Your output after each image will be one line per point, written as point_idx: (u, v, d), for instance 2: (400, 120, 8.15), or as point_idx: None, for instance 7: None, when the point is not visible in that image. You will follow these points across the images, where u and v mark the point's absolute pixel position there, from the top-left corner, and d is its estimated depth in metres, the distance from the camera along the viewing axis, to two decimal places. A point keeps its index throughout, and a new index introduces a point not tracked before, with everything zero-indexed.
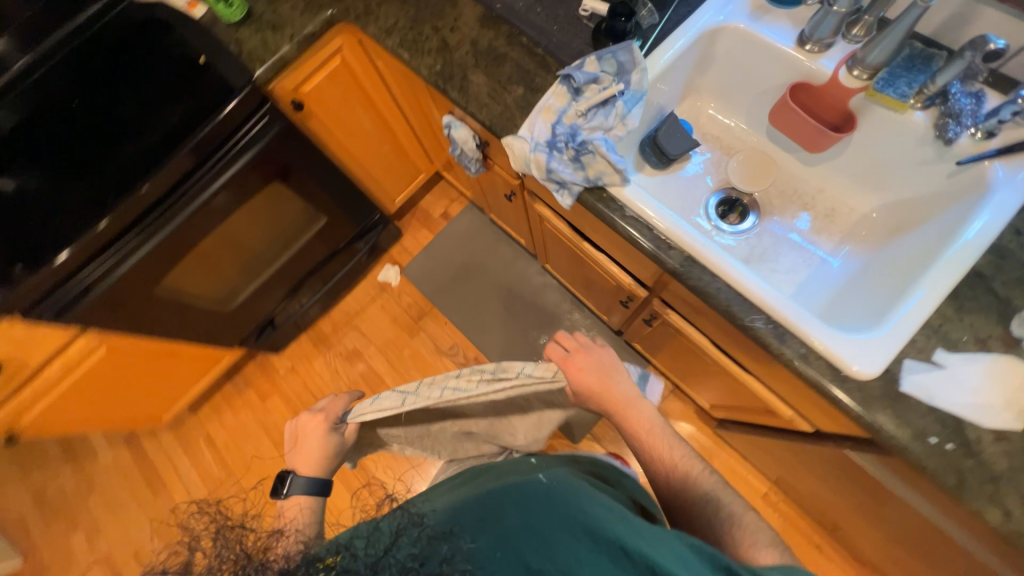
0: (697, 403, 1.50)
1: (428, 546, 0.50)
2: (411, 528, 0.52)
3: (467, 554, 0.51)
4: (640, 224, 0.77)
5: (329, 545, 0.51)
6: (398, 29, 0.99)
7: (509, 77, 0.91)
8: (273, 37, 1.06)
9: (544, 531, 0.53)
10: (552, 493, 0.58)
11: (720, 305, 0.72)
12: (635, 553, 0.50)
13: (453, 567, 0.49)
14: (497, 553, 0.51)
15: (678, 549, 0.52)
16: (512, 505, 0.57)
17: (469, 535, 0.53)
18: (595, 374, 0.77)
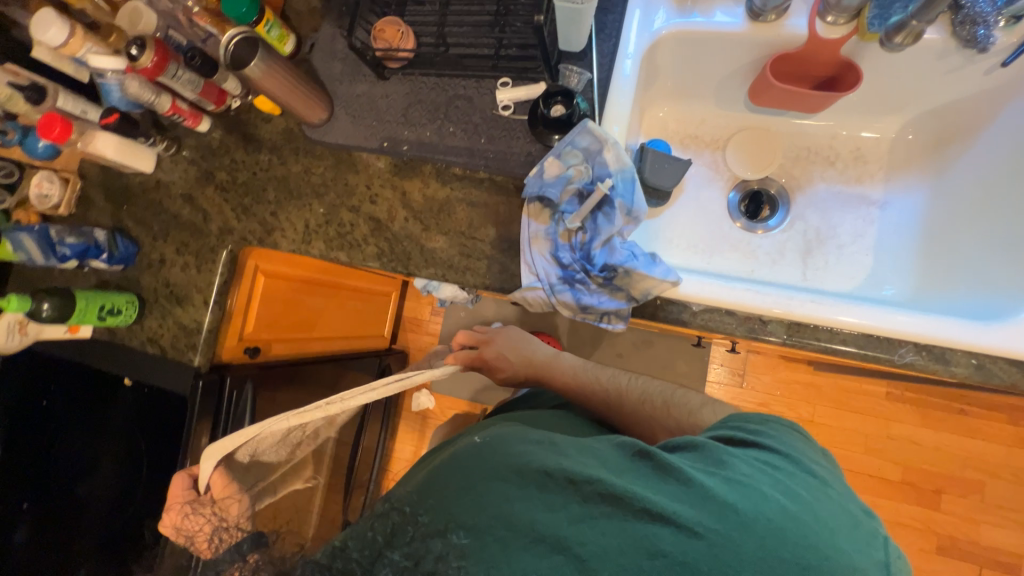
0: (783, 354, 1.42)
1: (412, 547, 0.51)
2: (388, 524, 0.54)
3: (457, 546, 0.50)
4: (719, 315, 0.65)
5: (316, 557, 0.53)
6: (317, 231, 0.82)
7: (472, 224, 0.76)
8: (186, 312, 0.87)
9: (485, 480, 0.54)
10: (487, 448, 0.59)
11: (855, 356, 0.62)
12: (561, 468, 0.53)
13: (447, 563, 0.49)
14: (451, 516, 0.52)
15: (600, 453, 0.57)
16: (455, 468, 0.58)
17: (426, 510, 0.54)
18: (511, 348, 0.98)
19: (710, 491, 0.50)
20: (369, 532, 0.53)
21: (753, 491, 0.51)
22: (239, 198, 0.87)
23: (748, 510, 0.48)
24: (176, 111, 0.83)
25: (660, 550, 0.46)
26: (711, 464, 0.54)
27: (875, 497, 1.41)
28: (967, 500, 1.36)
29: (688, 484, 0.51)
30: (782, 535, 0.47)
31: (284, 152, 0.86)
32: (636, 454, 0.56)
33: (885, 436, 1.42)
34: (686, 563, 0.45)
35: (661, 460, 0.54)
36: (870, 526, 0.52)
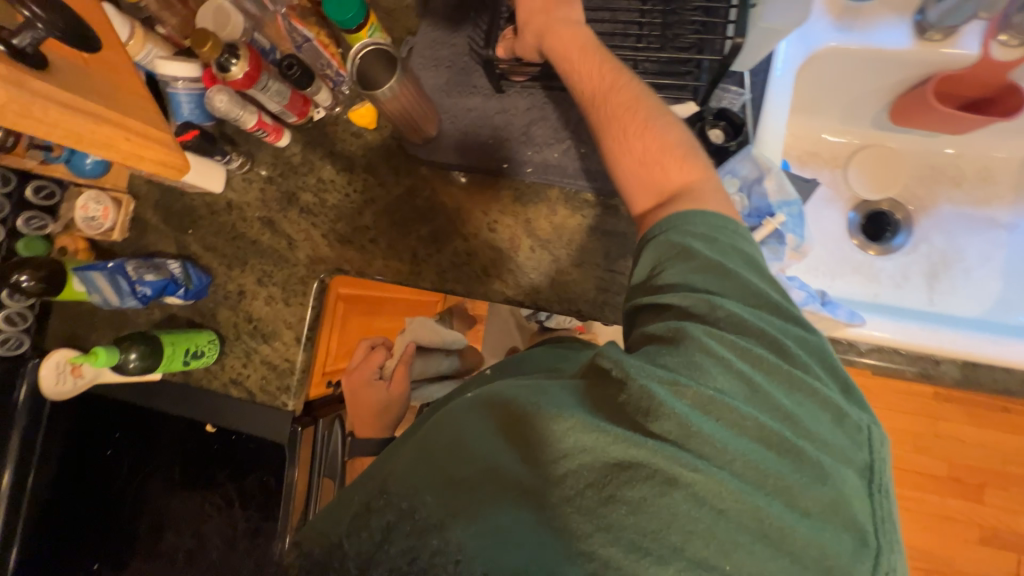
0: None
1: (409, 540, 0.38)
2: (377, 514, 0.40)
3: (457, 541, 0.37)
4: (890, 356, 0.63)
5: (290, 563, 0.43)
6: (427, 262, 0.75)
7: (609, 253, 0.70)
8: (276, 350, 0.79)
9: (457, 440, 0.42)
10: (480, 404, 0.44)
11: None
12: (537, 410, 0.40)
13: (446, 559, 0.36)
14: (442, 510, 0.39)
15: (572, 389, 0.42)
16: (432, 429, 0.45)
17: (395, 482, 0.41)
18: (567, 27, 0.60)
19: (682, 418, 0.36)
20: (342, 523, 0.42)
21: (736, 417, 0.37)
22: (330, 221, 0.79)
23: (732, 448, 0.36)
24: (260, 126, 0.74)
25: (639, 503, 0.35)
26: (680, 373, 0.39)
27: (923, 493, 1.46)
28: (1007, 492, 1.43)
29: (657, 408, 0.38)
30: (765, 464, 0.36)
31: (381, 169, 0.78)
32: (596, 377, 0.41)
33: (932, 435, 1.46)
34: (652, 506, 0.35)
35: (633, 388, 0.38)
36: (853, 416, 0.40)
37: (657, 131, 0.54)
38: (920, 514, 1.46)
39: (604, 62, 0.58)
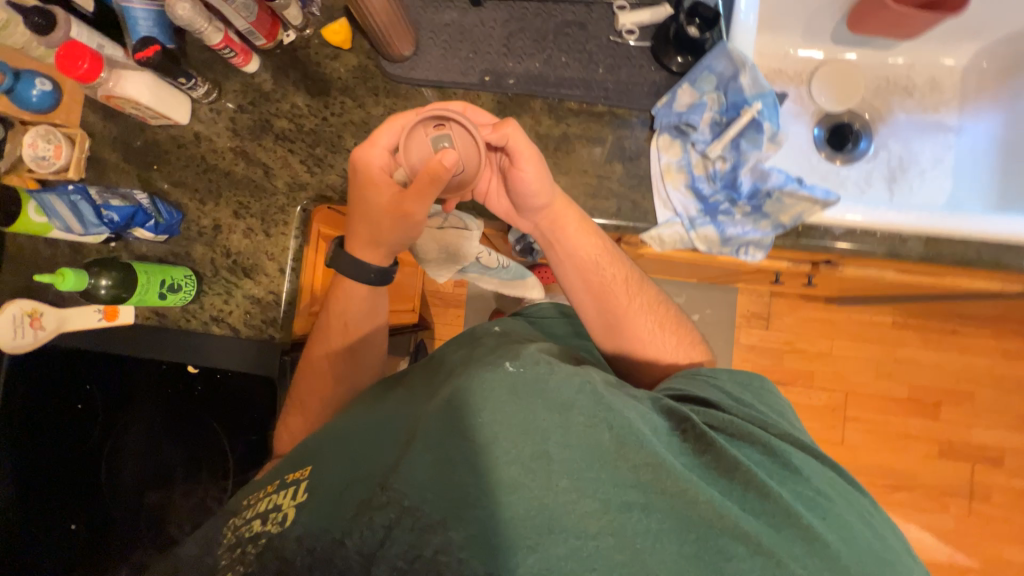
0: (809, 294, 1.51)
1: (409, 540, 0.42)
2: (382, 508, 0.43)
3: (461, 541, 0.42)
4: (860, 237, 0.67)
5: (272, 517, 0.48)
6: None
7: (596, 159, 0.71)
8: (259, 283, 0.76)
9: (507, 427, 0.45)
10: (532, 389, 0.48)
11: (987, 266, 0.67)
12: (620, 442, 0.46)
13: (450, 559, 0.41)
14: (466, 509, 0.42)
15: (652, 422, 0.51)
16: (470, 402, 0.47)
17: (401, 480, 0.44)
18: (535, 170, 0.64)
19: (771, 492, 0.47)
20: (334, 509, 0.46)
21: (830, 516, 0.47)
22: (309, 148, 0.76)
23: (810, 526, 0.45)
24: (227, 44, 0.70)
25: (720, 562, 0.42)
26: (771, 474, 0.50)
27: (888, 415, 1.57)
28: (959, 408, 1.55)
29: (703, 477, 0.48)
30: (813, 529, 0.45)
31: (361, 91, 0.76)
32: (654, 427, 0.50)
33: (893, 361, 1.57)
34: (723, 557, 0.42)
35: (727, 458, 0.49)
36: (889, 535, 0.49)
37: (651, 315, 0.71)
38: (886, 435, 1.57)
39: (590, 230, 0.68)
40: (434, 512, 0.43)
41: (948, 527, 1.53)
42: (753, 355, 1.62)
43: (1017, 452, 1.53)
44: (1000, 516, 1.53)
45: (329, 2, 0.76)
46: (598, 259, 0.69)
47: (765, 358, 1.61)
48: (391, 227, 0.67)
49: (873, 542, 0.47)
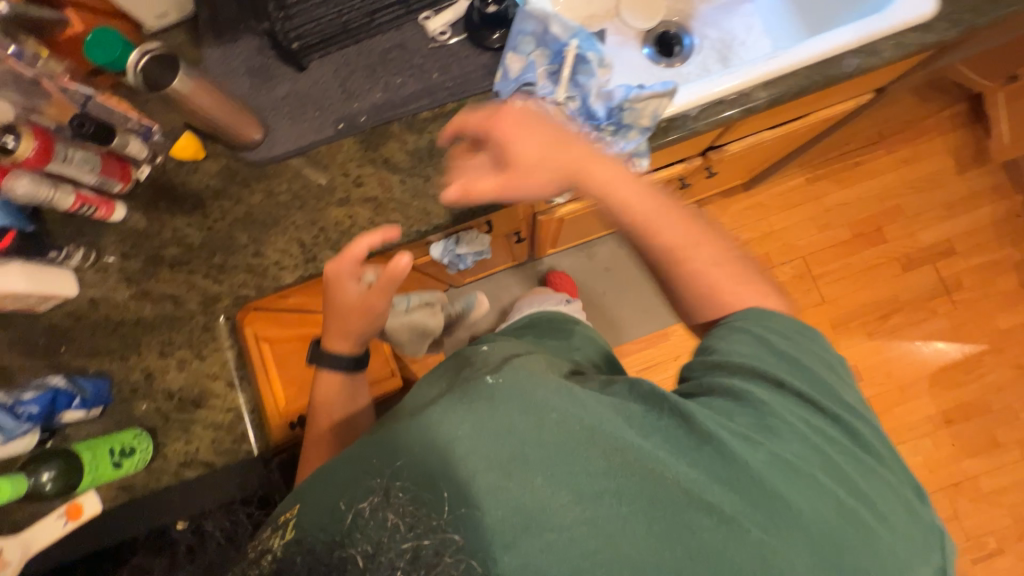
0: (726, 188, 1.61)
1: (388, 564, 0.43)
2: (376, 511, 0.46)
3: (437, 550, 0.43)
4: (713, 108, 0.73)
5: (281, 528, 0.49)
6: (318, 242, 0.75)
7: (468, 148, 0.75)
8: (213, 408, 0.73)
9: (473, 441, 0.45)
10: (513, 395, 0.47)
11: (822, 83, 0.74)
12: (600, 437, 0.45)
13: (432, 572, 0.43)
14: (434, 517, 0.44)
15: (641, 402, 0.49)
16: (448, 419, 0.47)
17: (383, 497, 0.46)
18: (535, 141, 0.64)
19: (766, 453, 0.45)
20: (334, 510, 0.47)
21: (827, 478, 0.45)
22: (206, 260, 0.76)
23: (806, 496, 0.43)
24: (83, 202, 0.70)
25: (695, 546, 0.41)
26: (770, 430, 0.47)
27: (846, 258, 1.66)
28: (897, 223, 1.67)
29: (685, 449, 0.45)
30: (809, 495, 0.43)
31: (233, 188, 0.77)
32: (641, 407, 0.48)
33: (824, 212, 1.68)
34: (707, 550, 0.41)
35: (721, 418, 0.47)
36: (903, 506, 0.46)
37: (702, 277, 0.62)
38: (854, 276, 1.65)
39: (617, 169, 0.63)
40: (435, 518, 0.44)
41: (945, 327, 1.62)
42: None
43: (961, 236, 1.65)
44: (980, 295, 1.62)
45: (169, 126, 0.78)
46: (656, 216, 0.62)
47: None
48: (361, 322, 0.71)
49: (879, 523, 0.44)
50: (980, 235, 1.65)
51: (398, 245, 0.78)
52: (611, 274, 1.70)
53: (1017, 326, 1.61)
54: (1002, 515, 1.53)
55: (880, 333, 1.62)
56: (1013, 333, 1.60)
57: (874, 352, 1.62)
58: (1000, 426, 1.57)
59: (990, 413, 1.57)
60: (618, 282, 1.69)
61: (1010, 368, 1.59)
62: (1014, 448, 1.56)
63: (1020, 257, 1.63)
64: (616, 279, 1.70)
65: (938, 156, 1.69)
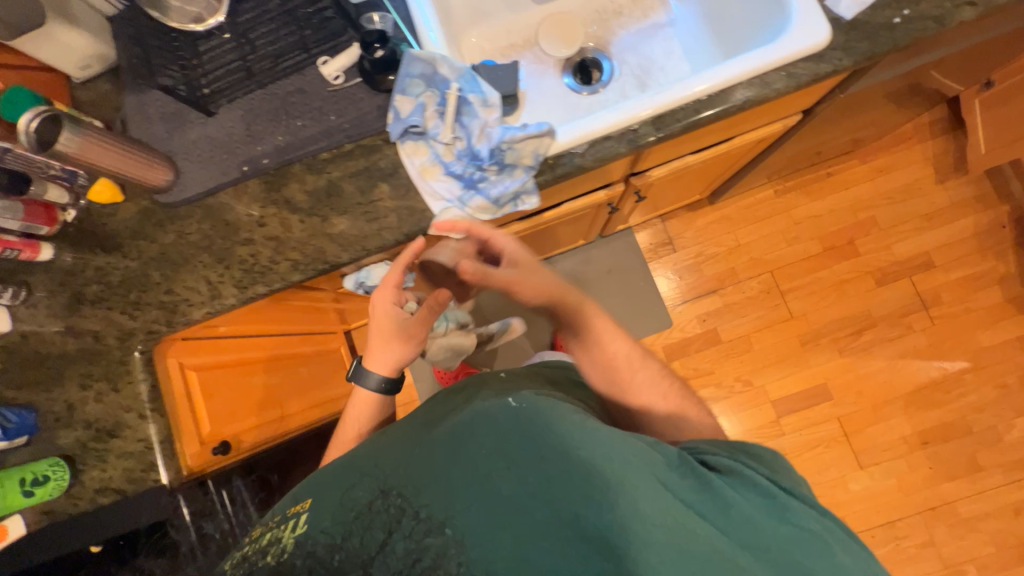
0: (687, 202, 1.59)
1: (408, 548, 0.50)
2: (384, 516, 0.52)
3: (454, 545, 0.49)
4: (601, 145, 0.73)
5: (293, 523, 0.57)
6: (223, 281, 0.79)
7: (363, 188, 0.77)
8: (125, 438, 0.77)
9: (509, 461, 0.51)
10: (544, 426, 0.53)
11: (710, 117, 0.73)
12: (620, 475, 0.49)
13: (449, 561, 0.48)
14: (451, 517, 0.50)
15: (661, 457, 0.53)
16: (473, 439, 0.54)
17: (409, 488, 0.53)
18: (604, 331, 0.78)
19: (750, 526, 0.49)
20: (338, 507, 0.55)
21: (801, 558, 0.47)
22: (123, 297, 0.80)
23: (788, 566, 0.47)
24: (5, 246, 0.75)
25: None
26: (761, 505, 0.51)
27: (816, 273, 1.61)
28: (871, 236, 1.61)
29: (695, 503, 0.50)
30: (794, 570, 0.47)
31: (149, 229, 0.82)
32: (662, 456, 0.53)
33: (793, 225, 1.64)
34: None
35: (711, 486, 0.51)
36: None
37: (665, 379, 0.78)
38: (825, 291, 1.60)
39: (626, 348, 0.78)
40: (435, 516, 0.51)
41: (922, 344, 1.55)
42: (676, 279, 1.67)
43: (940, 249, 1.58)
44: (960, 310, 1.55)
45: None
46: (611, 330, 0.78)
47: (687, 277, 1.66)
48: (401, 345, 0.79)
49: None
50: (961, 248, 1.57)
51: (301, 282, 0.81)
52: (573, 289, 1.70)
53: (1000, 343, 1.53)
54: (983, 543, 1.45)
55: (852, 350, 1.57)
56: (995, 351, 1.53)
57: (845, 370, 1.56)
58: (981, 449, 1.49)
59: (970, 435, 1.50)
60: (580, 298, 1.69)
61: (993, 388, 1.52)
62: (997, 472, 1.48)
63: (1003, 270, 1.55)
64: None
65: (917, 166, 1.62)
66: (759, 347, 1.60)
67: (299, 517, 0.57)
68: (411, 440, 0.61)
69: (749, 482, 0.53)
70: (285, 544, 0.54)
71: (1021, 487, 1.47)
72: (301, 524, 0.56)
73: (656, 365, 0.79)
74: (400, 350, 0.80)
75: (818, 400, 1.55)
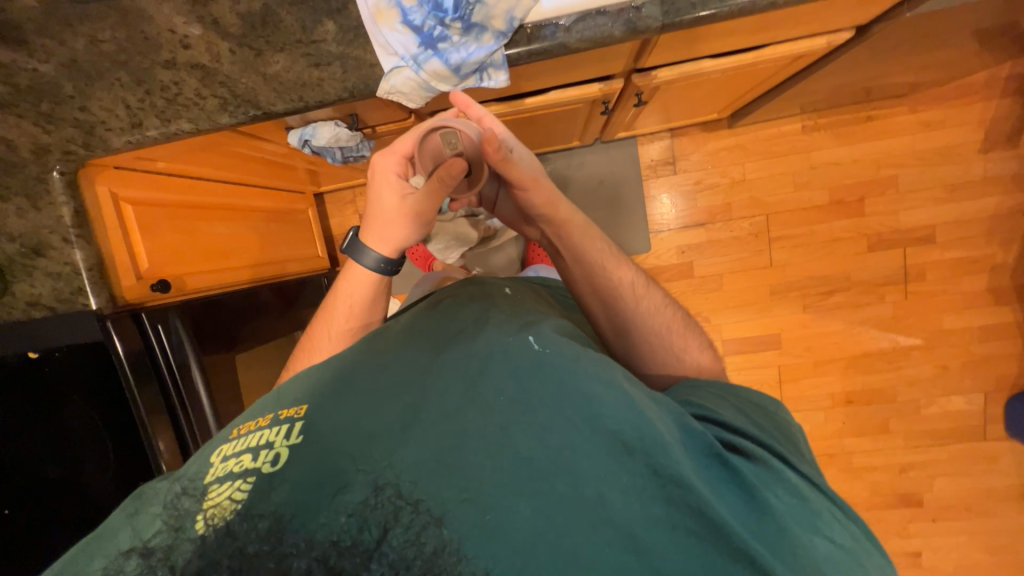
0: (702, 118, 1.42)
1: (406, 535, 0.41)
2: (379, 508, 0.42)
3: (456, 534, 0.41)
4: (589, 22, 0.60)
5: (242, 472, 0.45)
6: (143, 107, 0.70)
7: (304, 22, 0.64)
8: (50, 259, 0.76)
9: (524, 421, 0.47)
10: (557, 381, 0.50)
11: (733, 11, 0.59)
12: (640, 449, 0.46)
13: (449, 555, 0.40)
14: (448, 500, 0.43)
15: (675, 427, 0.50)
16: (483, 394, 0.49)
17: (398, 460, 0.45)
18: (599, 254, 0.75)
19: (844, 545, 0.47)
20: (315, 454, 0.46)
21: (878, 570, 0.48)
22: (34, 105, 0.72)
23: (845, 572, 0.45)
24: None
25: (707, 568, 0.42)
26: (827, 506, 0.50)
27: (812, 226, 1.53)
28: (885, 197, 1.49)
29: (720, 490, 0.47)
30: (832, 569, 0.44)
31: (54, 25, 0.69)
32: (681, 431, 0.50)
33: (809, 169, 1.50)
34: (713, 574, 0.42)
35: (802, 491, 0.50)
36: None
37: (669, 307, 0.77)
38: (814, 245, 1.54)
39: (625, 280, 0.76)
40: (434, 506, 0.42)
41: (887, 315, 1.55)
42: (667, 204, 1.57)
43: (947, 224, 1.49)
44: (938, 290, 1.52)
45: None
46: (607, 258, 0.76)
47: (679, 204, 1.57)
48: (403, 223, 0.70)
49: None
50: (968, 227, 1.49)
51: (233, 126, 0.72)
52: None
53: (960, 328, 1.54)
54: (861, 488, 1.65)
55: (816, 308, 1.57)
56: (951, 334, 1.54)
57: (802, 325, 1.58)
58: (896, 416, 1.60)
59: (892, 403, 1.59)
60: None
61: (932, 367, 1.57)
62: (901, 437, 1.61)
63: (999, 259, 1.49)
64: None
65: (966, 126, 1.44)
66: (728, 288, 1.59)
67: (248, 461, 0.46)
68: (402, 371, 0.54)
69: (776, 478, 0.50)
70: (228, 508, 0.42)
71: (916, 452, 1.61)
72: (254, 468, 0.45)
73: (660, 294, 0.78)
74: (402, 226, 0.71)
75: (766, 347, 1.60)
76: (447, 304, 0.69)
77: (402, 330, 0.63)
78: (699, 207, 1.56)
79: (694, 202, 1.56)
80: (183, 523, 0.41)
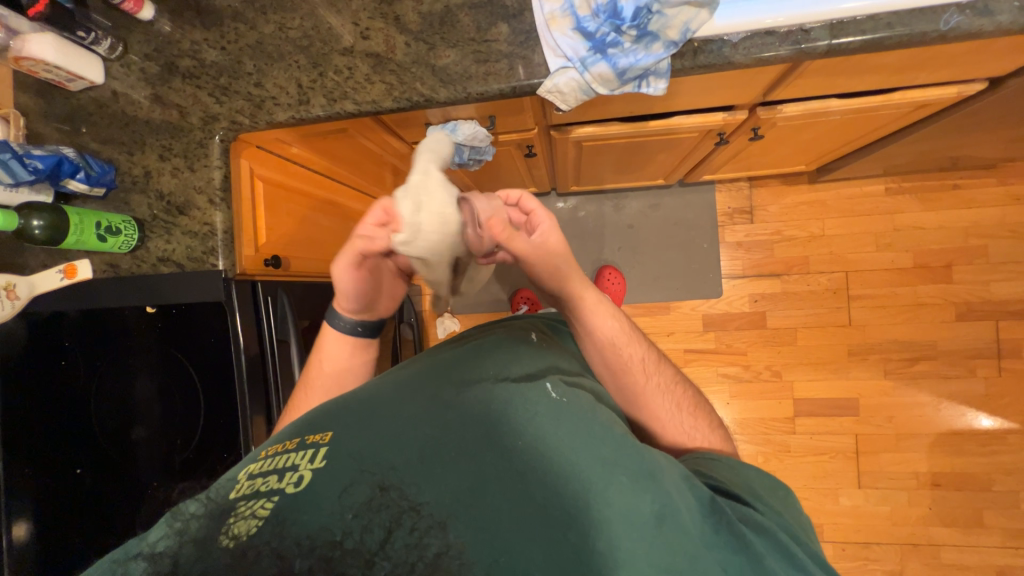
0: (787, 171, 1.45)
1: (411, 538, 0.38)
2: (382, 509, 0.39)
3: (459, 544, 0.38)
4: (757, 40, 0.63)
5: (265, 491, 0.40)
6: (313, 87, 0.75)
7: (479, 26, 0.70)
8: (192, 219, 0.80)
9: (540, 451, 0.45)
10: (572, 425, 0.48)
11: (900, 40, 0.61)
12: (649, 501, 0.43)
13: (452, 562, 0.37)
14: (460, 508, 0.40)
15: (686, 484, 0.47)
16: (501, 423, 0.47)
17: (406, 470, 0.42)
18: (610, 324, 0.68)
19: None
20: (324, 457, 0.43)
21: None
22: (213, 80, 0.78)
23: None
24: None
25: None
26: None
27: (895, 288, 1.48)
28: (974, 266, 1.45)
29: (722, 558, 0.43)
30: None
31: (249, 14, 0.78)
32: (692, 496, 0.46)
33: (893, 230, 1.49)
34: None
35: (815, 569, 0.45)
36: None
37: (678, 395, 0.70)
38: (897, 308, 1.48)
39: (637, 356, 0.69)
40: (439, 511, 0.40)
41: (978, 392, 1.45)
42: (742, 251, 1.56)
43: None
44: None
45: None
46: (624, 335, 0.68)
47: (755, 253, 1.55)
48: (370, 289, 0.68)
49: None
50: None
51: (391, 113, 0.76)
52: (634, 230, 1.61)
53: None
54: None
55: (899, 375, 1.48)
56: None
57: (883, 393, 1.48)
58: (991, 508, 1.44)
59: (986, 491, 1.44)
60: (637, 241, 1.61)
61: None
62: (997, 533, 1.43)
63: None
64: (636, 238, 1.61)
65: None
66: (802, 344, 1.52)
67: (274, 480, 0.41)
68: (419, 400, 0.51)
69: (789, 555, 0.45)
70: (244, 528, 0.37)
71: (1015, 554, 1.43)
72: (280, 483, 0.41)
73: (670, 379, 0.70)
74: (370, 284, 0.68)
75: (842, 411, 1.50)
76: (472, 343, 0.67)
77: (419, 363, 0.62)
78: (777, 257, 1.54)
79: (772, 252, 1.55)
80: (197, 542, 0.36)
